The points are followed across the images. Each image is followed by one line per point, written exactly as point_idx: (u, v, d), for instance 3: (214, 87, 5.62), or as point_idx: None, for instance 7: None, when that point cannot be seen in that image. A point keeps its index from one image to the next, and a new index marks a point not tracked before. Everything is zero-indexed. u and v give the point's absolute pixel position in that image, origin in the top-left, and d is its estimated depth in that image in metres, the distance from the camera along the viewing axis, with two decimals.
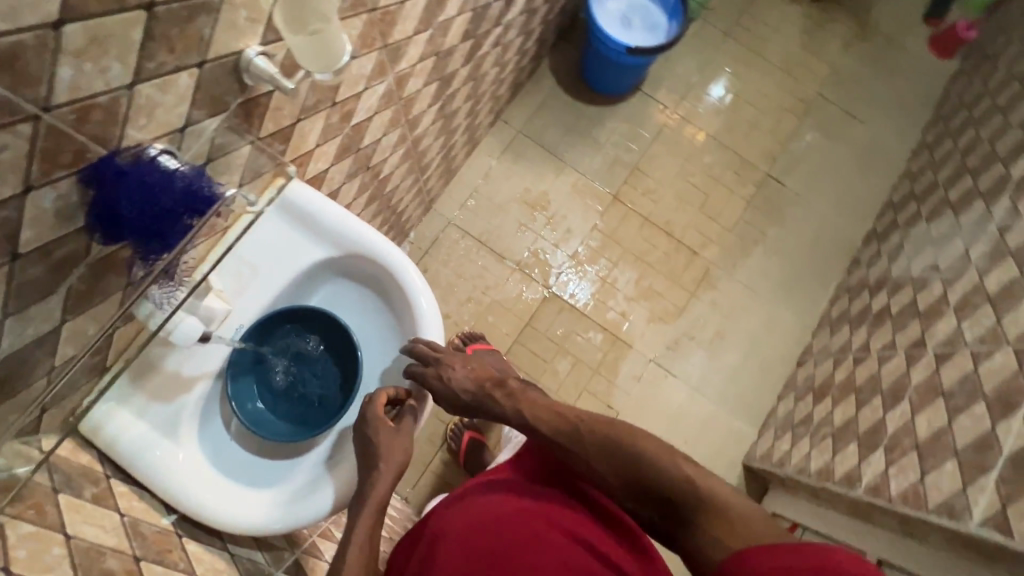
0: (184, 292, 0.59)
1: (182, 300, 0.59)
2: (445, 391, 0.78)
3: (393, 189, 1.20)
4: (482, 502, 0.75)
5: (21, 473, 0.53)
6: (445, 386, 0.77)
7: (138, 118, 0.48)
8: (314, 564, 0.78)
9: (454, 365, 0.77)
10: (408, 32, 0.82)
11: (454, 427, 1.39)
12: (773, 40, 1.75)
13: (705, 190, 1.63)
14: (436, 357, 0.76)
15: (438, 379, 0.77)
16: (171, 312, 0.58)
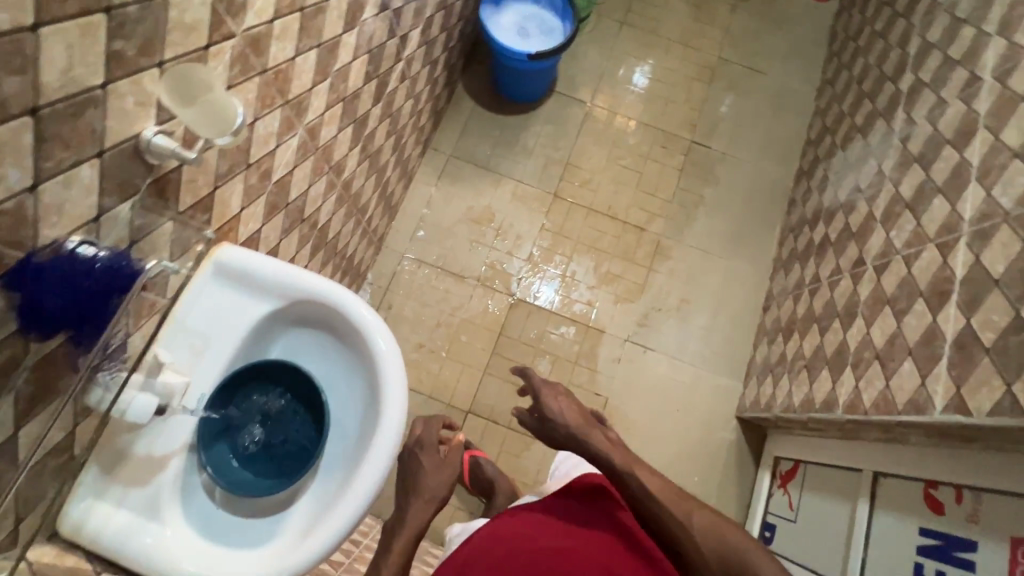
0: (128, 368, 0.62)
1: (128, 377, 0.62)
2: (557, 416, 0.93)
3: (336, 234, 1.22)
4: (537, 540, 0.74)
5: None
6: (548, 401, 0.95)
7: (48, 217, 0.50)
8: None
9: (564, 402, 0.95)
10: (307, 84, 0.86)
11: None
12: (666, 18, 1.86)
13: (638, 169, 1.69)
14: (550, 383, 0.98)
15: (544, 393, 0.96)
16: (117, 392, 0.61)
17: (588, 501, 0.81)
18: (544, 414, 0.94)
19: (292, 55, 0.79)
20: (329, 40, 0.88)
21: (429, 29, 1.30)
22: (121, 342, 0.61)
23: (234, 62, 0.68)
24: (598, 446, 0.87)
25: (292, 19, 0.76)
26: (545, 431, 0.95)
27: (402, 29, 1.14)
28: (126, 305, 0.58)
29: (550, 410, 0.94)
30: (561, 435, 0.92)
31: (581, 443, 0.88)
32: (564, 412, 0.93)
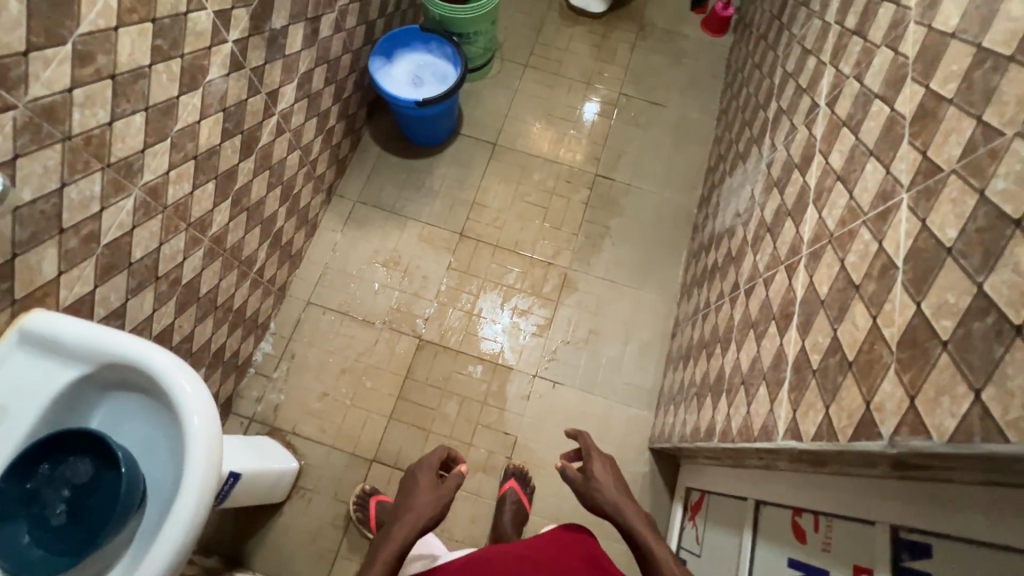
0: None
1: None
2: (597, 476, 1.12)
3: (213, 289, 1.21)
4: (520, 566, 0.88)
5: None
6: (593, 466, 1.15)
7: None
8: None
9: (599, 467, 1.14)
10: (137, 146, 0.87)
11: (358, 499, 1.36)
12: (568, 59, 1.93)
13: (544, 204, 1.72)
14: (600, 455, 1.18)
15: (592, 459, 1.16)
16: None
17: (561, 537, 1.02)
18: (589, 476, 1.12)
19: (107, 120, 0.80)
20: (162, 103, 0.90)
21: (309, 83, 1.34)
22: None
23: (20, 131, 0.69)
24: (631, 519, 1.00)
25: (100, 86, 0.78)
26: (587, 489, 1.11)
27: (267, 85, 1.17)
28: None
29: (597, 476, 1.11)
30: (604, 503, 1.06)
31: (619, 513, 1.02)
32: (602, 477, 1.11)
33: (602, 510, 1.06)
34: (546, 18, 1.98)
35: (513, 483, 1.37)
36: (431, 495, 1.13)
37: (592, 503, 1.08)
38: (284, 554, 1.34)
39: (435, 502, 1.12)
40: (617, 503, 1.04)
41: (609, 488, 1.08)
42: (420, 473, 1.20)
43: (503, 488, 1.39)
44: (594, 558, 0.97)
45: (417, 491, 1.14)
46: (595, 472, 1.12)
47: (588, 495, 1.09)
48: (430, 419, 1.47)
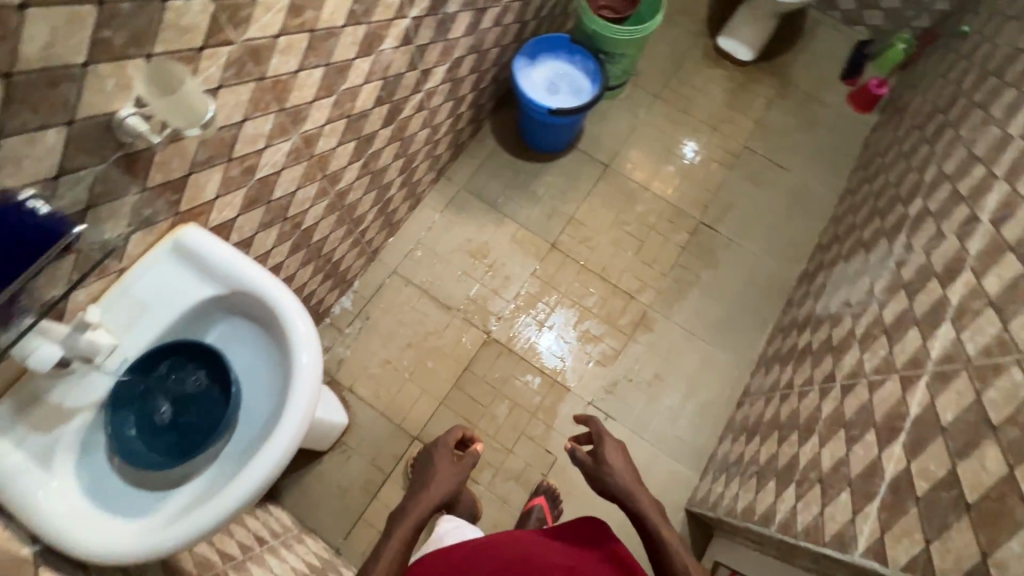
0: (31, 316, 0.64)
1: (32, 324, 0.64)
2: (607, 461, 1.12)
3: (322, 238, 1.27)
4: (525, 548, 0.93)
5: None
6: (604, 451, 1.14)
7: (5, 168, 0.56)
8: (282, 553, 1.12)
9: (609, 451, 1.14)
10: (308, 97, 0.92)
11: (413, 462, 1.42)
12: (701, 100, 1.90)
13: (640, 237, 1.70)
14: (611, 437, 1.17)
15: (603, 442, 1.15)
16: (17, 337, 0.62)
17: (578, 533, 1.01)
18: (600, 462, 1.13)
19: (295, 69, 0.85)
20: (340, 62, 0.95)
21: (457, 69, 1.37)
22: (33, 285, 0.63)
23: (230, 65, 0.74)
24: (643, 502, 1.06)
25: (300, 38, 0.83)
26: (597, 472, 1.12)
27: (424, 64, 1.21)
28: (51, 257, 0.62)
29: (608, 459, 1.12)
30: (614, 487, 1.08)
31: (631, 499, 1.06)
32: (615, 464, 1.11)
33: (613, 494, 1.09)
34: (688, 53, 1.95)
35: (542, 500, 1.37)
36: (449, 472, 1.19)
37: (601, 488, 1.11)
38: (314, 501, 1.39)
39: (450, 480, 1.18)
40: (629, 491, 1.07)
41: (621, 474, 1.10)
42: (443, 446, 1.24)
43: (532, 502, 1.38)
44: (607, 541, 0.99)
45: (434, 472, 1.19)
46: (607, 455, 1.12)
47: (598, 480, 1.11)
48: (479, 414, 1.49)
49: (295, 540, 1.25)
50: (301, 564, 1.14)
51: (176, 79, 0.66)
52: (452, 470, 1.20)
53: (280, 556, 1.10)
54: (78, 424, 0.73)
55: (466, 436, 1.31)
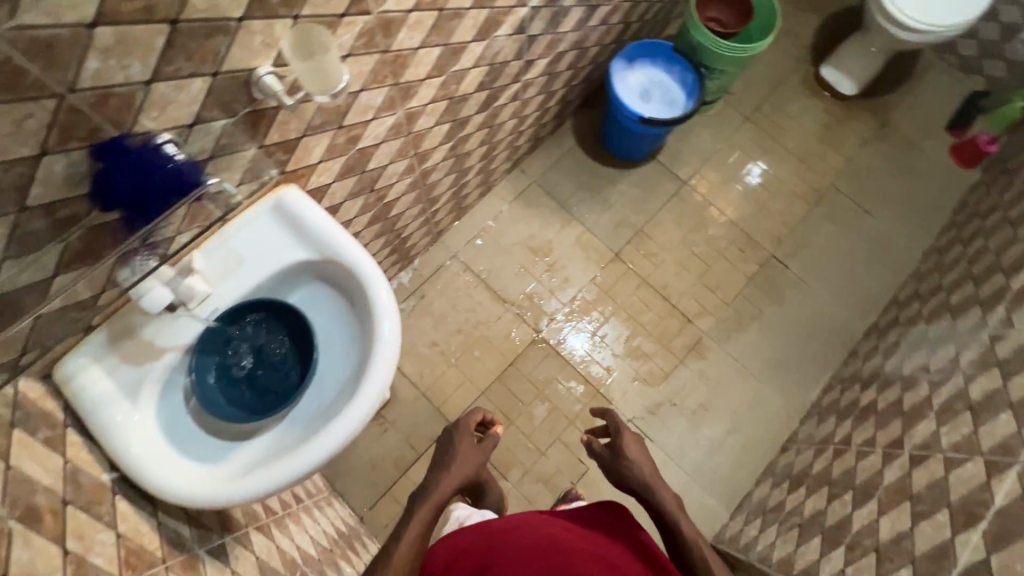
0: (155, 261, 0.69)
1: (154, 268, 0.70)
2: (625, 457, 1.06)
3: (398, 214, 1.27)
4: (549, 533, 0.85)
5: None
6: (621, 443, 1.09)
7: (151, 111, 0.57)
8: (314, 513, 1.14)
9: (629, 445, 1.08)
10: (421, 74, 0.91)
11: None
12: (792, 129, 1.82)
13: (707, 261, 1.66)
14: (630, 431, 1.12)
15: (621, 436, 1.09)
16: (138, 276, 0.69)
17: (597, 521, 0.94)
18: (618, 455, 1.07)
19: (416, 46, 0.84)
20: (457, 44, 0.93)
21: (556, 63, 1.35)
22: (166, 237, 0.69)
23: (362, 35, 0.73)
24: (664, 497, 0.99)
25: (428, 15, 0.82)
26: (615, 466, 1.07)
27: (530, 55, 1.19)
28: (177, 209, 0.66)
29: (628, 451, 1.07)
30: (633, 480, 1.03)
31: (650, 494, 1.00)
32: (635, 458, 1.06)
33: (632, 488, 1.04)
34: (787, 78, 1.87)
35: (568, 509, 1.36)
36: (467, 458, 1.11)
37: (620, 481, 1.06)
38: (346, 467, 1.42)
39: (472, 464, 1.12)
40: (649, 486, 1.01)
41: (641, 466, 1.05)
42: (464, 428, 1.16)
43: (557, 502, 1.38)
44: (635, 536, 0.92)
45: (456, 455, 1.11)
46: (626, 448, 1.07)
47: (617, 474, 1.06)
48: (517, 412, 1.49)
49: (326, 501, 1.27)
50: (330, 527, 1.17)
51: (320, 46, 0.64)
52: (474, 454, 1.13)
53: (312, 516, 1.12)
54: (167, 362, 0.75)
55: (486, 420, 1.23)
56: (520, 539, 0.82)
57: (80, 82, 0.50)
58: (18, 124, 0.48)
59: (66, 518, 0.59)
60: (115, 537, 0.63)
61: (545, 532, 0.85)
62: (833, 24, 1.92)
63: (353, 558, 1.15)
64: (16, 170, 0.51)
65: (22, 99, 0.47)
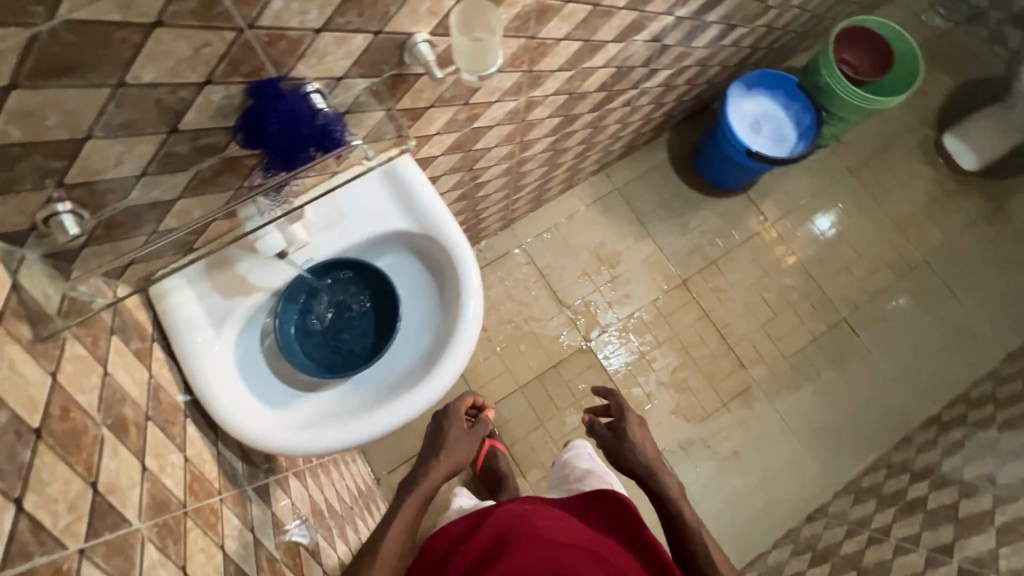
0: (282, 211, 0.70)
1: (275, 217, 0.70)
2: (628, 441, 1.04)
3: (484, 195, 1.26)
4: (544, 526, 0.81)
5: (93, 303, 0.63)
6: (624, 425, 1.07)
7: (310, 58, 0.56)
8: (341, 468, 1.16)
9: (634, 429, 1.05)
10: (553, 66, 0.88)
11: None
12: (896, 193, 1.72)
13: (775, 309, 1.60)
14: (634, 413, 1.09)
15: (625, 417, 1.07)
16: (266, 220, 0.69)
17: (588, 514, 0.91)
18: (621, 437, 1.05)
19: (560, 37, 0.81)
20: (596, 42, 0.90)
21: (676, 76, 1.29)
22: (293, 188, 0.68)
23: (517, 18, 0.71)
24: (666, 483, 0.97)
25: (582, 8, 0.79)
26: (618, 449, 1.05)
27: (656, 64, 1.14)
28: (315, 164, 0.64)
29: (632, 436, 1.04)
30: (636, 464, 1.01)
31: (652, 479, 0.97)
32: (641, 444, 1.03)
33: (633, 471, 1.02)
34: (904, 137, 1.75)
35: None
36: (459, 446, 0.96)
37: (621, 465, 1.04)
38: None
39: (468, 447, 0.98)
40: (652, 470, 0.99)
41: (646, 447, 1.03)
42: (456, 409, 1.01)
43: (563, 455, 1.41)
44: (627, 525, 0.89)
45: (447, 439, 0.96)
46: (630, 431, 1.05)
47: (618, 457, 1.04)
48: (549, 415, 1.47)
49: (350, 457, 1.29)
50: (352, 485, 1.18)
51: (484, 27, 0.61)
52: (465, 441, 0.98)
53: (339, 471, 1.14)
54: (255, 301, 0.76)
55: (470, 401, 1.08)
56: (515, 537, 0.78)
57: (259, 20, 0.49)
58: (196, 51, 0.48)
59: (147, 434, 0.60)
60: (183, 461, 0.64)
61: (539, 525, 0.81)
62: (967, 91, 1.79)
63: (369, 519, 1.16)
64: (180, 94, 0.51)
65: (209, 27, 0.47)
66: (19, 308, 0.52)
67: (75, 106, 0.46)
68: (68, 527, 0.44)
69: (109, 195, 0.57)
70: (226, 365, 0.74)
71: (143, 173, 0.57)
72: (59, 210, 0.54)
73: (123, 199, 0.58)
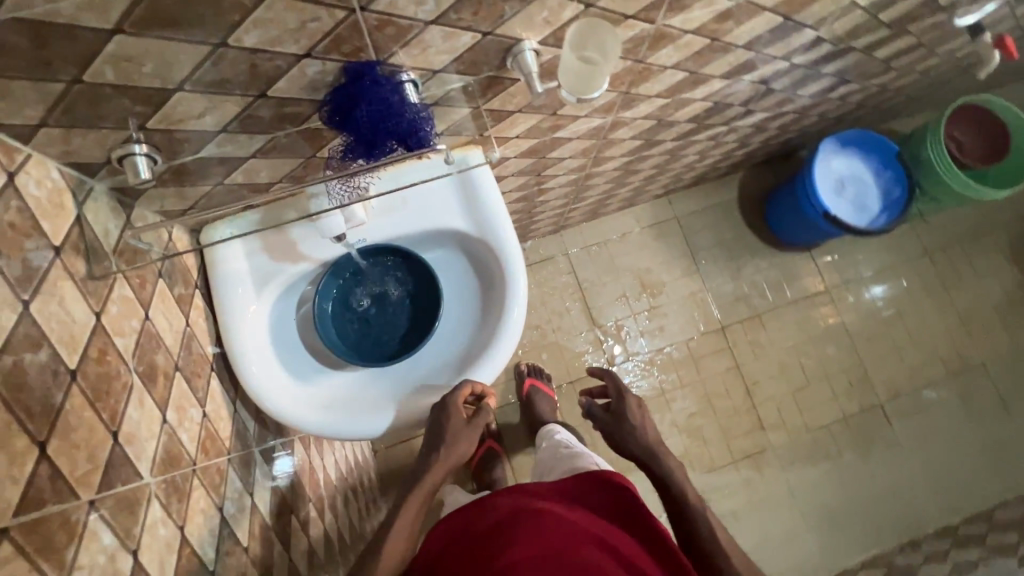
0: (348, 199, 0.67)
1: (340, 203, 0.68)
2: (628, 423, 0.96)
3: (543, 200, 1.22)
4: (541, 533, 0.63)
5: (150, 250, 0.63)
6: (624, 405, 0.99)
7: (413, 48, 0.53)
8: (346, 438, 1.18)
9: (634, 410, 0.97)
10: (651, 91, 0.83)
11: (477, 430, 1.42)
12: (969, 287, 1.61)
13: (809, 378, 1.53)
14: (634, 396, 1.02)
15: (625, 398, 1.00)
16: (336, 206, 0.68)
17: (586, 498, 0.74)
18: (621, 417, 0.97)
19: (668, 65, 0.76)
20: (701, 75, 0.84)
21: (771, 120, 1.22)
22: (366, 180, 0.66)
23: (631, 40, 0.66)
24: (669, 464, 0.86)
25: (699, 41, 0.74)
26: (615, 432, 0.97)
27: (755, 105, 1.07)
28: (393, 159, 0.60)
29: (630, 418, 0.96)
30: (634, 445, 0.92)
31: (652, 459, 0.87)
32: (641, 424, 0.95)
33: (631, 453, 0.92)
34: (994, 230, 1.63)
35: None
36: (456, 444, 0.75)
37: (620, 446, 0.94)
38: None
39: (469, 444, 0.76)
40: (653, 449, 0.89)
41: (645, 430, 0.94)
42: (451, 404, 0.76)
43: (524, 388, 1.37)
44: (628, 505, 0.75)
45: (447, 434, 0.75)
46: (629, 411, 0.97)
47: (616, 438, 0.95)
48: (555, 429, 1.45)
49: None
50: (352, 455, 1.19)
51: (598, 47, 0.57)
52: (463, 444, 0.76)
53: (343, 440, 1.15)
54: (300, 270, 0.75)
55: (483, 392, 0.79)
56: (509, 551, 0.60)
57: (373, 4, 0.46)
58: (304, 24, 0.45)
59: (172, 386, 0.60)
60: (201, 416, 0.65)
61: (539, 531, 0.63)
62: None
63: (360, 493, 1.17)
64: (277, 62, 0.49)
65: (321, 4, 0.44)
66: (78, 242, 0.52)
67: (173, 58, 0.44)
68: (83, 476, 0.44)
69: (185, 145, 0.56)
70: (259, 326, 0.74)
71: (223, 130, 0.56)
72: (135, 151, 0.53)
73: (197, 150, 0.57)
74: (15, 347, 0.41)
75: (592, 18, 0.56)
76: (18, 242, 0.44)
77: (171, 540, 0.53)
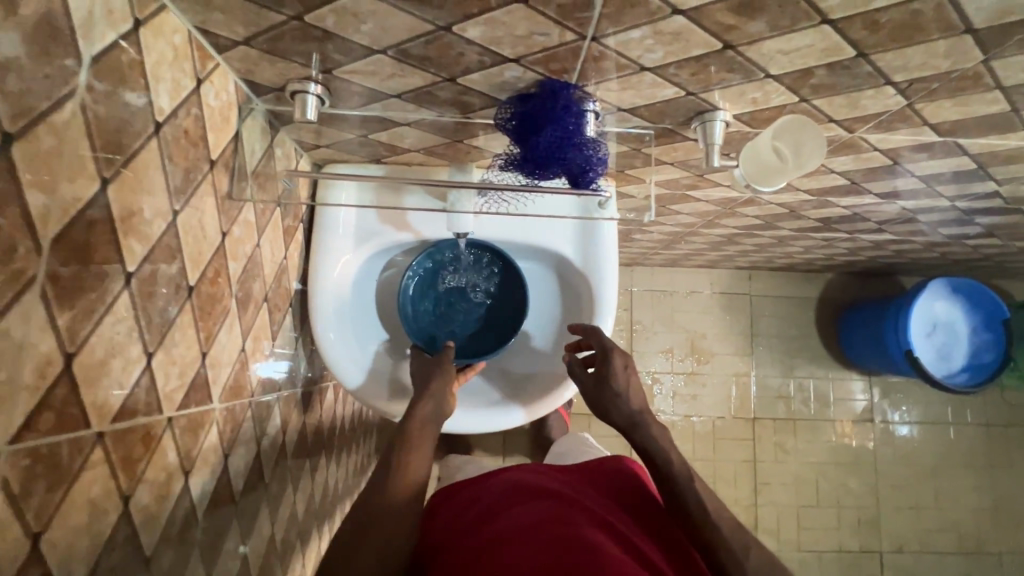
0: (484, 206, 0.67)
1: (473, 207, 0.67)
2: (613, 391, 0.68)
3: (636, 237, 1.19)
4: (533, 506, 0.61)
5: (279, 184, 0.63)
6: (608, 363, 0.68)
7: (615, 84, 0.51)
8: None
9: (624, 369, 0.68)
10: (803, 186, 0.79)
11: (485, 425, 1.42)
12: (1017, 474, 1.52)
13: (821, 499, 1.48)
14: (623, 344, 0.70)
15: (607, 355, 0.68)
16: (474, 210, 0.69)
17: (599, 483, 0.72)
18: (603, 382, 0.68)
19: (835, 169, 0.72)
20: (859, 188, 0.79)
21: (893, 242, 1.15)
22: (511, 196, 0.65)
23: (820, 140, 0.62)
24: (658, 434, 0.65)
25: (881, 159, 0.69)
26: (594, 396, 0.69)
27: (889, 225, 1.01)
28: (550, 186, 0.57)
29: (616, 384, 0.67)
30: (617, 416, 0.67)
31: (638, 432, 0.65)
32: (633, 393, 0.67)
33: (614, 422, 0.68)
34: None
35: None
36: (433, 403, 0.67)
37: (598, 411, 0.69)
38: None
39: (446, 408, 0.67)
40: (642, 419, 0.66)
41: (635, 394, 0.68)
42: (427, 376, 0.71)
43: None
44: (647, 506, 0.67)
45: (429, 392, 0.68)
46: (615, 374, 0.67)
47: (596, 404, 0.69)
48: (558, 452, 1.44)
49: None
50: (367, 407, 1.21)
51: (793, 144, 0.56)
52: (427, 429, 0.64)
53: None
54: (403, 240, 0.75)
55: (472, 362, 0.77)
56: (505, 524, 0.58)
57: (606, 38, 0.43)
58: (531, 36, 0.43)
59: (258, 315, 0.61)
60: (270, 349, 0.65)
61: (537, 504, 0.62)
62: None
63: (364, 445, 1.18)
64: (483, 58, 0.47)
65: (558, 24, 0.42)
66: (228, 159, 0.52)
67: (393, 26, 0.43)
68: (169, 393, 0.45)
69: (354, 97, 0.55)
70: (344, 278, 0.74)
71: (397, 97, 0.55)
72: (309, 90, 0.52)
73: (363, 105, 0.57)
74: (155, 258, 0.41)
75: (798, 114, 0.54)
76: (185, 151, 0.44)
77: (215, 466, 0.53)
